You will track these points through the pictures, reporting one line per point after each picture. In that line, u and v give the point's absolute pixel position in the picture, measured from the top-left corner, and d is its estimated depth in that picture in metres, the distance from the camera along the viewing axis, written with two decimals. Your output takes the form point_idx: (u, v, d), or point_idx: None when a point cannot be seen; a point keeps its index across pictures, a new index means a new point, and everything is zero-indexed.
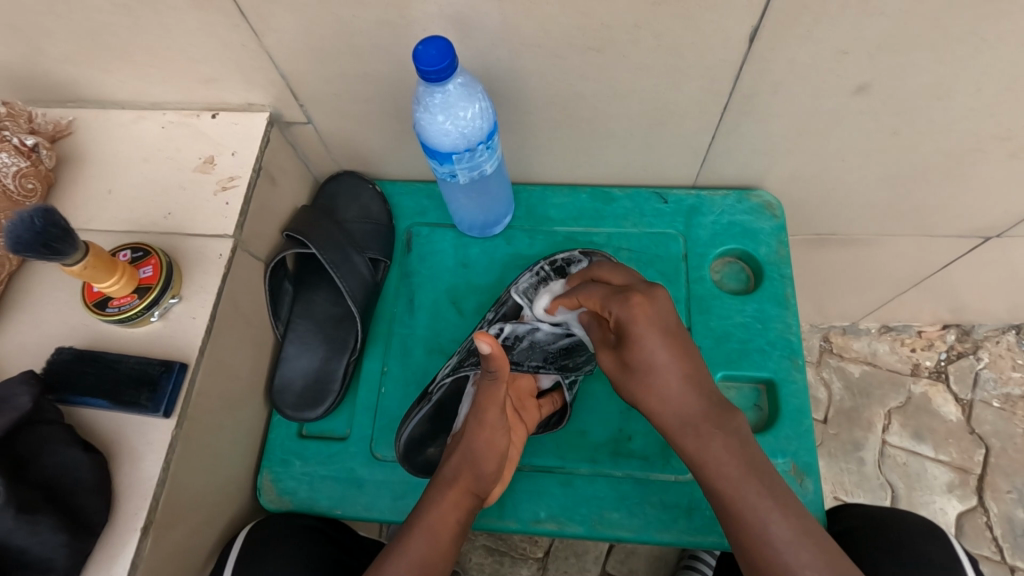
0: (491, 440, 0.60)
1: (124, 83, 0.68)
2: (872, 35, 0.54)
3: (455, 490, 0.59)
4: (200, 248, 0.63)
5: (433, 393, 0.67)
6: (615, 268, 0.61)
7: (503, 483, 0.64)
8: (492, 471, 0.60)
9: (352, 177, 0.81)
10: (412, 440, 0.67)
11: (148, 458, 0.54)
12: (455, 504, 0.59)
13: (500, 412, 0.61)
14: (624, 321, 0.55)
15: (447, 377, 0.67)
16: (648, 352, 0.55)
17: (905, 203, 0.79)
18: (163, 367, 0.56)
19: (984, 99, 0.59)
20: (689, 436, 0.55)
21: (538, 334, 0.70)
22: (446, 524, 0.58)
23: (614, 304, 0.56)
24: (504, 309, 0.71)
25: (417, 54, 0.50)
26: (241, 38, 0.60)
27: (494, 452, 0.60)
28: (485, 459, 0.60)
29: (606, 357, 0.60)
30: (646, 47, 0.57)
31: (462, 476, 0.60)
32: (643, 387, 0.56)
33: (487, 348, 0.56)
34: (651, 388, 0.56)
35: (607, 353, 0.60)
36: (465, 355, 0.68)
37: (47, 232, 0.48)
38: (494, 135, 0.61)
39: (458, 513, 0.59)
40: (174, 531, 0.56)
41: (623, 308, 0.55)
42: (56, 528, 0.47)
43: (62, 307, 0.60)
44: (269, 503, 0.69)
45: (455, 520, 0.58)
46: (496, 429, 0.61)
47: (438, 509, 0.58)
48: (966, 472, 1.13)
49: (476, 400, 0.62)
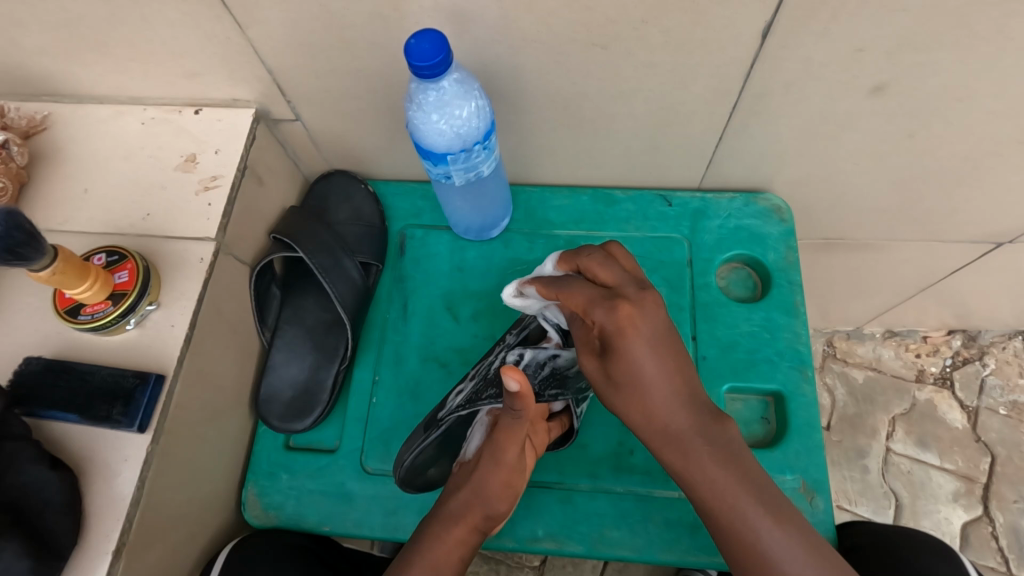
0: (506, 478, 0.58)
1: (102, 77, 0.64)
2: (892, 33, 0.51)
3: (463, 528, 0.57)
4: (180, 251, 0.60)
5: (444, 422, 0.60)
6: (605, 262, 0.55)
7: (507, 519, 0.62)
8: (503, 510, 0.58)
9: (343, 177, 0.77)
10: (414, 466, 0.61)
11: (122, 475, 0.51)
12: (462, 544, 0.56)
13: (518, 451, 0.58)
14: (610, 332, 0.50)
15: (462, 410, 0.59)
16: (644, 366, 0.50)
17: (917, 208, 0.76)
18: (139, 379, 0.53)
19: (1006, 101, 0.57)
20: (672, 451, 0.51)
21: (560, 360, 0.61)
22: (452, 564, 0.55)
23: (601, 311, 0.51)
24: (526, 331, 0.66)
25: (407, 49, 0.47)
26: (223, 30, 0.56)
27: (508, 492, 0.58)
28: (498, 497, 0.58)
29: (587, 358, 0.53)
30: (652, 43, 0.54)
31: (473, 513, 0.57)
32: (629, 392, 0.51)
33: (515, 384, 0.53)
34: (638, 396, 0.51)
35: (590, 355, 0.53)
36: (481, 385, 0.61)
37: (10, 237, 0.44)
38: (491, 135, 0.57)
39: (463, 550, 0.56)
40: (149, 552, 0.52)
41: (609, 314, 0.50)
42: (21, 555, 0.44)
43: (33, 313, 0.57)
44: (254, 519, 0.66)
45: (458, 558, 0.56)
46: (512, 468, 0.58)
47: (447, 547, 0.56)
48: (972, 482, 1.11)
49: (494, 438, 0.59)
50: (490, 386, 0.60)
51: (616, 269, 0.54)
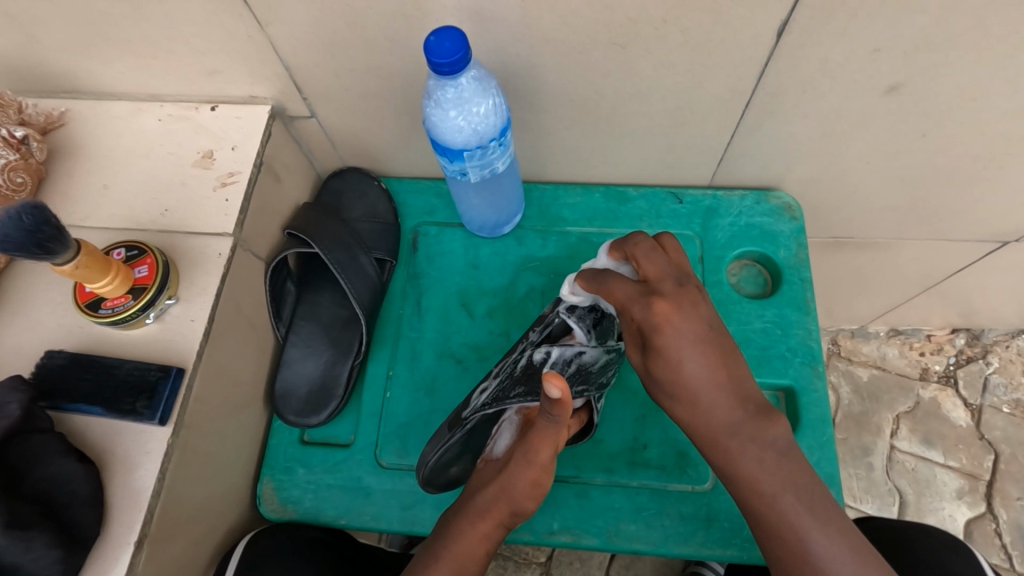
0: (535, 478, 0.56)
1: (121, 74, 0.65)
2: (908, 33, 0.51)
3: (489, 524, 0.56)
4: (199, 247, 0.60)
5: (468, 422, 0.60)
6: (652, 253, 0.56)
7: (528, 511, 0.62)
8: (529, 507, 0.57)
9: (357, 174, 0.78)
10: (439, 465, 0.62)
11: (145, 467, 0.51)
12: (486, 539, 0.56)
13: (551, 452, 0.56)
14: (648, 330, 0.53)
15: (489, 407, 0.59)
16: (685, 360, 0.52)
17: (926, 207, 0.77)
18: (161, 372, 0.53)
19: (1019, 101, 0.57)
20: (719, 450, 0.52)
21: (585, 357, 0.60)
22: (476, 559, 0.56)
23: (640, 309, 0.53)
24: (550, 328, 0.65)
25: (429, 46, 0.47)
26: (244, 28, 0.57)
27: (536, 491, 0.57)
28: (525, 496, 0.56)
29: (635, 353, 0.56)
30: (669, 41, 0.55)
31: (499, 510, 0.56)
32: (670, 387, 0.53)
33: (556, 392, 0.49)
34: (682, 389, 0.52)
35: (636, 350, 0.56)
36: (507, 382, 0.62)
37: (38, 231, 0.45)
38: (507, 132, 0.58)
39: (489, 543, 0.57)
40: (170, 545, 0.53)
41: (645, 311, 0.52)
42: (50, 545, 0.44)
43: (55, 308, 0.57)
44: (271, 513, 0.66)
45: (483, 551, 0.56)
46: (544, 470, 0.56)
47: (472, 542, 0.56)
48: (976, 480, 1.11)
49: (526, 437, 0.56)
50: (517, 385, 0.60)
51: (662, 261, 0.56)
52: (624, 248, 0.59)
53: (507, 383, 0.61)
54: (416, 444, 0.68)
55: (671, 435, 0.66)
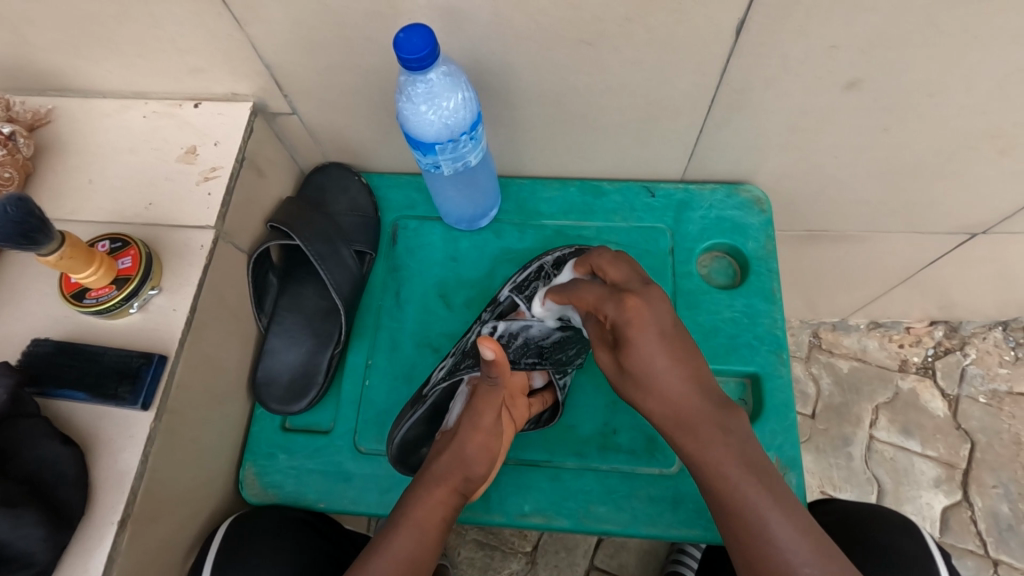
0: (484, 443, 0.61)
1: (106, 71, 0.66)
2: (863, 30, 0.53)
3: (446, 489, 0.60)
4: (182, 240, 0.62)
5: (428, 397, 0.65)
6: (615, 262, 0.59)
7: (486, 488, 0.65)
8: (483, 473, 0.61)
9: (339, 169, 0.80)
10: (406, 442, 0.66)
11: (128, 451, 0.53)
12: (444, 505, 0.59)
13: (495, 416, 0.61)
14: (619, 327, 0.54)
15: (443, 381, 0.65)
16: (641, 348, 0.52)
17: (894, 199, 0.79)
18: (144, 360, 0.55)
19: (974, 96, 0.59)
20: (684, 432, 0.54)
21: (533, 331, 0.68)
22: (436, 525, 0.58)
23: (611, 311, 0.54)
24: (499, 309, 0.70)
25: (398, 43, 0.49)
26: (224, 27, 0.59)
27: (486, 456, 0.61)
28: (476, 460, 0.60)
29: (604, 355, 0.57)
30: (636, 39, 0.57)
31: (454, 475, 0.60)
32: (635, 378, 0.54)
33: (490, 352, 0.56)
34: (644, 376, 0.53)
35: (608, 351, 0.57)
36: (461, 357, 0.67)
37: (22, 222, 0.47)
38: (478, 126, 0.60)
39: (446, 510, 0.59)
40: (154, 526, 0.55)
41: (615, 309, 0.54)
42: (35, 523, 0.46)
43: (42, 298, 0.59)
44: (253, 497, 0.68)
45: (441, 517, 0.59)
46: (491, 433, 0.61)
47: (433, 509, 0.59)
48: (953, 468, 1.14)
49: (472, 404, 0.62)
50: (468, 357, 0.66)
51: (625, 269, 0.58)
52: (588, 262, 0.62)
53: (461, 357, 0.67)
54: None
55: (641, 421, 0.68)
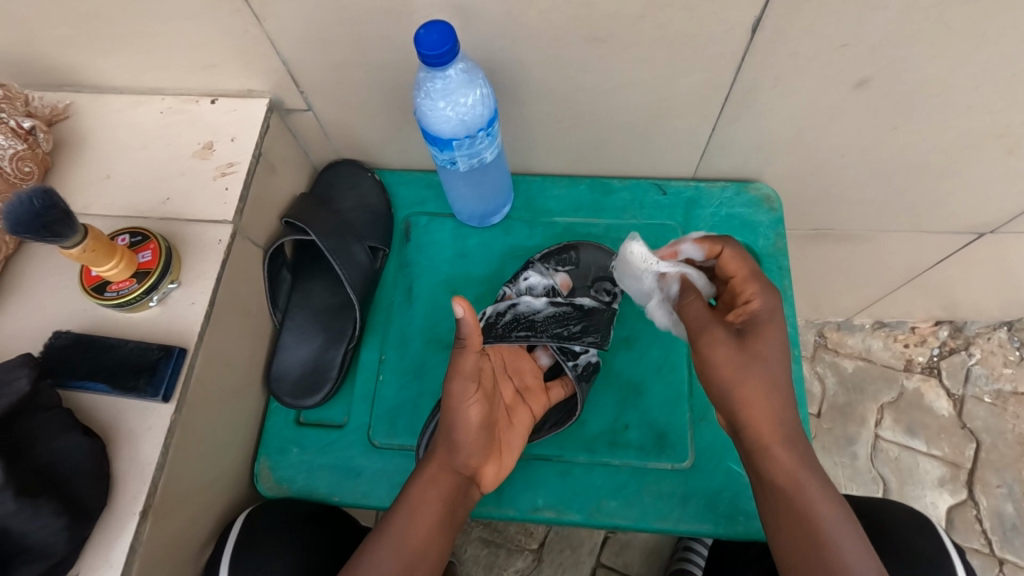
0: (466, 413, 0.59)
1: (123, 67, 0.67)
2: (874, 28, 0.54)
3: (435, 467, 0.59)
4: (199, 234, 0.63)
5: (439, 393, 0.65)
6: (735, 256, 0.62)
7: (497, 474, 0.63)
8: (471, 448, 0.59)
9: (351, 166, 0.81)
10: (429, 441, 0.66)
11: (147, 442, 0.54)
12: (435, 482, 0.59)
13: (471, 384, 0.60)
14: (712, 317, 0.58)
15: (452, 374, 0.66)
16: (770, 338, 0.57)
17: (902, 199, 0.79)
18: (162, 353, 0.56)
19: (983, 95, 0.60)
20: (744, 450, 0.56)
21: (521, 308, 0.69)
22: (429, 502, 0.58)
23: (696, 303, 0.59)
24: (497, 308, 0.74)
25: (418, 38, 0.50)
26: (241, 23, 0.59)
27: (468, 426, 0.59)
28: (460, 433, 0.59)
29: (754, 347, 0.56)
30: (650, 37, 0.57)
31: (440, 453, 0.60)
32: (745, 351, 0.56)
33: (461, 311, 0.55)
34: (765, 351, 0.56)
35: (756, 339, 0.57)
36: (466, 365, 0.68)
37: (46, 215, 0.47)
38: (494, 123, 0.60)
39: (435, 488, 0.59)
40: (173, 516, 0.56)
41: (697, 301, 0.60)
42: (56, 513, 0.47)
43: (60, 292, 0.60)
44: (266, 491, 0.69)
45: (432, 496, 0.58)
46: (466, 399, 0.60)
47: (424, 486, 0.59)
48: (957, 468, 1.14)
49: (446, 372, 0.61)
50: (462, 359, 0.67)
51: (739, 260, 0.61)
52: (718, 247, 0.62)
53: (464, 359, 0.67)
54: (406, 425, 0.70)
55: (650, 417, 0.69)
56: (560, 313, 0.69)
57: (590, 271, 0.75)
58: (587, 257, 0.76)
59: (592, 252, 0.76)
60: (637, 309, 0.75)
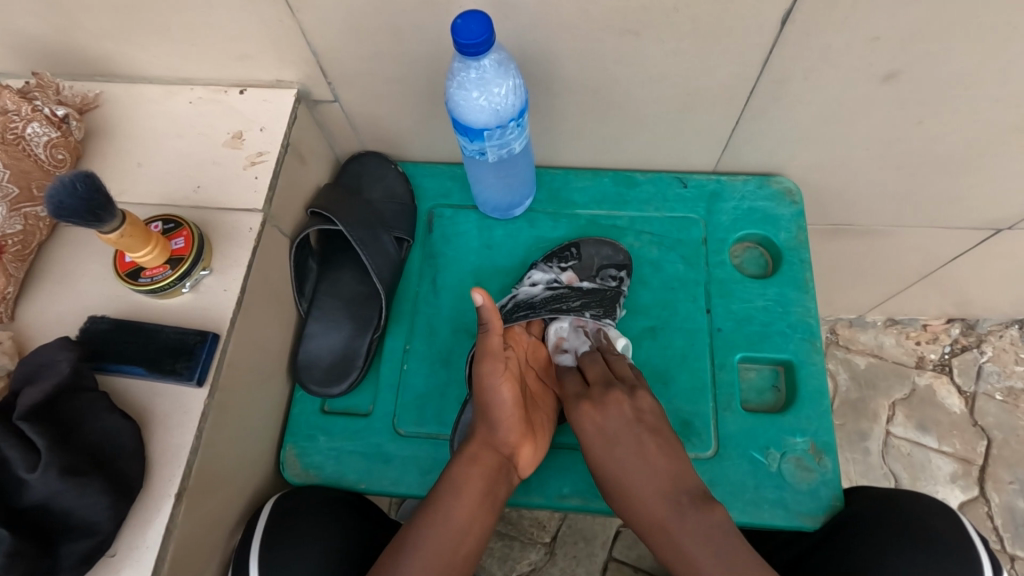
0: (499, 391, 0.62)
1: (154, 57, 0.68)
2: (906, 21, 0.54)
3: (475, 446, 0.61)
4: (230, 223, 0.63)
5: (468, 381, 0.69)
6: (596, 360, 0.69)
7: (534, 456, 0.64)
8: (508, 425, 0.62)
9: (375, 158, 0.81)
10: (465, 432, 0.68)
11: (185, 425, 0.54)
12: (476, 460, 0.61)
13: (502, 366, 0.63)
14: (608, 379, 0.66)
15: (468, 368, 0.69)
16: (646, 394, 0.65)
17: (921, 194, 0.80)
18: (200, 337, 0.56)
19: (1011, 88, 0.60)
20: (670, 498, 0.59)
21: (522, 296, 0.73)
22: (472, 479, 0.60)
23: (596, 367, 0.68)
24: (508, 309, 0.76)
25: (455, 28, 0.50)
26: (276, 13, 0.60)
27: (503, 406, 0.62)
28: (496, 413, 0.62)
29: (616, 395, 0.64)
30: (680, 29, 0.58)
31: (479, 431, 0.62)
32: (607, 408, 0.64)
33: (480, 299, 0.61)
34: (625, 395, 0.64)
35: (619, 390, 0.65)
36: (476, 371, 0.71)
37: (90, 199, 0.48)
38: (525, 114, 0.61)
39: (478, 466, 0.60)
40: (208, 500, 0.57)
41: (597, 364, 0.69)
42: (102, 492, 0.47)
43: (95, 278, 0.61)
44: (294, 477, 0.69)
45: (475, 474, 0.60)
46: (498, 378, 0.62)
47: (465, 464, 0.61)
48: (969, 464, 1.15)
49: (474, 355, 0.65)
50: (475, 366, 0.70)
51: (599, 367, 0.68)
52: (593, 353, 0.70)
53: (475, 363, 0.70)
54: (433, 413, 0.71)
55: (675, 406, 0.70)
56: (559, 293, 0.73)
57: (594, 263, 0.76)
58: (589, 251, 0.76)
59: (593, 245, 0.77)
60: (661, 300, 0.75)
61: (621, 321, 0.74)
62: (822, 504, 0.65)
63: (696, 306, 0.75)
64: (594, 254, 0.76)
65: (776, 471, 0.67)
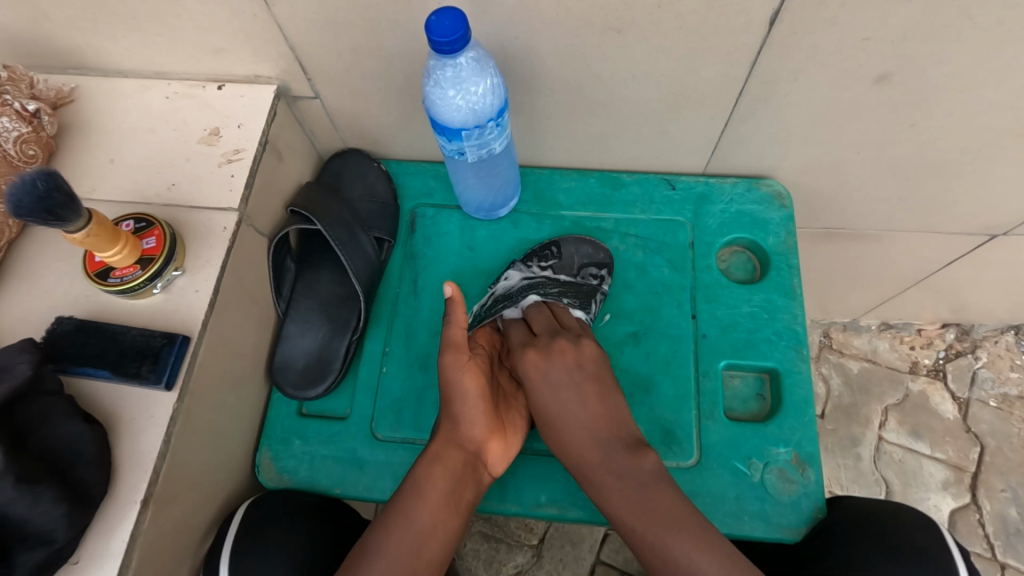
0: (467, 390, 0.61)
1: (130, 50, 0.66)
2: (895, 22, 0.53)
3: (440, 443, 0.60)
4: (204, 221, 0.62)
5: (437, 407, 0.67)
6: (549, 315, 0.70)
7: (503, 454, 0.63)
8: (473, 419, 0.61)
9: (358, 156, 0.80)
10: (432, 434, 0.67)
11: (148, 431, 0.53)
12: (441, 459, 0.60)
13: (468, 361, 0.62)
14: (553, 329, 0.68)
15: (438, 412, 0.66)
16: (590, 340, 0.67)
17: (914, 198, 0.78)
18: (166, 340, 0.55)
19: (1003, 93, 0.59)
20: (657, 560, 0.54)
21: (499, 291, 0.72)
22: (435, 478, 0.59)
23: (541, 320, 0.69)
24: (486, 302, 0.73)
25: (430, 25, 0.49)
26: (250, 6, 0.58)
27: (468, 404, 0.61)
28: (463, 412, 0.61)
29: (560, 343, 0.65)
30: (665, 28, 0.57)
31: (445, 428, 0.61)
32: (552, 354, 0.65)
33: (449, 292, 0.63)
34: (569, 344, 0.65)
35: (564, 338, 0.66)
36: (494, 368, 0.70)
37: (51, 198, 0.47)
38: (505, 113, 0.60)
39: (442, 465, 0.59)
40: (175, 505, 0.56)
41: (544, 315, 0.70)
42: (58, 500, 0.46)
43: (65, 277, 0.59)
44: (268, 481, 0.68)
45: (441, 474, 0.59)
46: (463, 374, 0.62)
47: (430, 462, 0.60)
48: (961, 471, 1.13)
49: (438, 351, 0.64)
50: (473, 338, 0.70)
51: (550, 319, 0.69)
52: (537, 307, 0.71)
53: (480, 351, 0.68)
54: (411, 419, 0.70)
55: (655, 415, 0.69)
56: (536, 282, 0.72)
57: (574, 261, 0.75)
58: (569, 249, 0.75)
59: (574, 244, 0.75)
60: (645, 305, 0.74)
61: (603, 325, 0.73)
62: (804, 516, 0.64)
63: (681, 311, 0.73)
64: (572, 251, 0.75)
65: (759, 481, 0.66)
